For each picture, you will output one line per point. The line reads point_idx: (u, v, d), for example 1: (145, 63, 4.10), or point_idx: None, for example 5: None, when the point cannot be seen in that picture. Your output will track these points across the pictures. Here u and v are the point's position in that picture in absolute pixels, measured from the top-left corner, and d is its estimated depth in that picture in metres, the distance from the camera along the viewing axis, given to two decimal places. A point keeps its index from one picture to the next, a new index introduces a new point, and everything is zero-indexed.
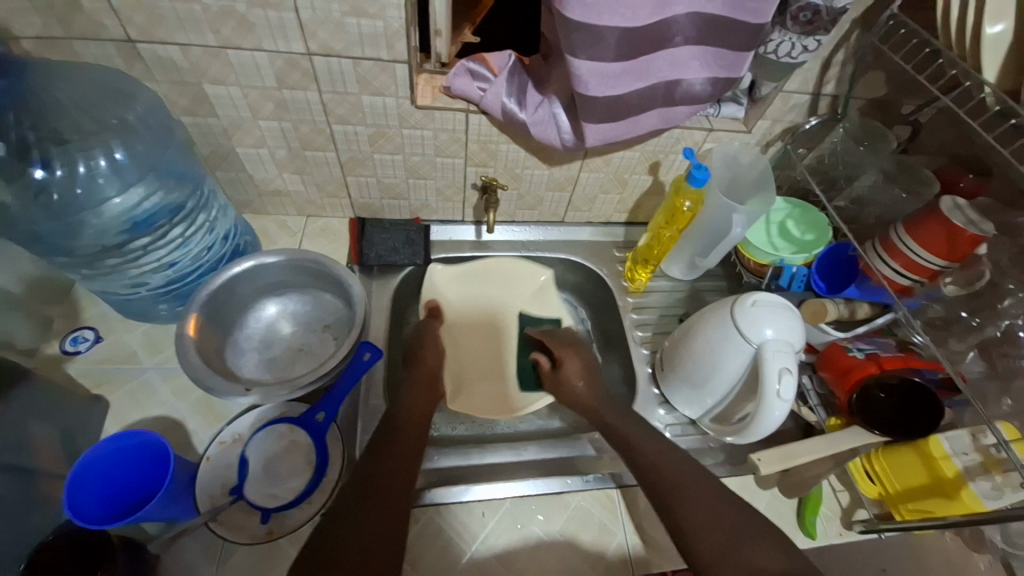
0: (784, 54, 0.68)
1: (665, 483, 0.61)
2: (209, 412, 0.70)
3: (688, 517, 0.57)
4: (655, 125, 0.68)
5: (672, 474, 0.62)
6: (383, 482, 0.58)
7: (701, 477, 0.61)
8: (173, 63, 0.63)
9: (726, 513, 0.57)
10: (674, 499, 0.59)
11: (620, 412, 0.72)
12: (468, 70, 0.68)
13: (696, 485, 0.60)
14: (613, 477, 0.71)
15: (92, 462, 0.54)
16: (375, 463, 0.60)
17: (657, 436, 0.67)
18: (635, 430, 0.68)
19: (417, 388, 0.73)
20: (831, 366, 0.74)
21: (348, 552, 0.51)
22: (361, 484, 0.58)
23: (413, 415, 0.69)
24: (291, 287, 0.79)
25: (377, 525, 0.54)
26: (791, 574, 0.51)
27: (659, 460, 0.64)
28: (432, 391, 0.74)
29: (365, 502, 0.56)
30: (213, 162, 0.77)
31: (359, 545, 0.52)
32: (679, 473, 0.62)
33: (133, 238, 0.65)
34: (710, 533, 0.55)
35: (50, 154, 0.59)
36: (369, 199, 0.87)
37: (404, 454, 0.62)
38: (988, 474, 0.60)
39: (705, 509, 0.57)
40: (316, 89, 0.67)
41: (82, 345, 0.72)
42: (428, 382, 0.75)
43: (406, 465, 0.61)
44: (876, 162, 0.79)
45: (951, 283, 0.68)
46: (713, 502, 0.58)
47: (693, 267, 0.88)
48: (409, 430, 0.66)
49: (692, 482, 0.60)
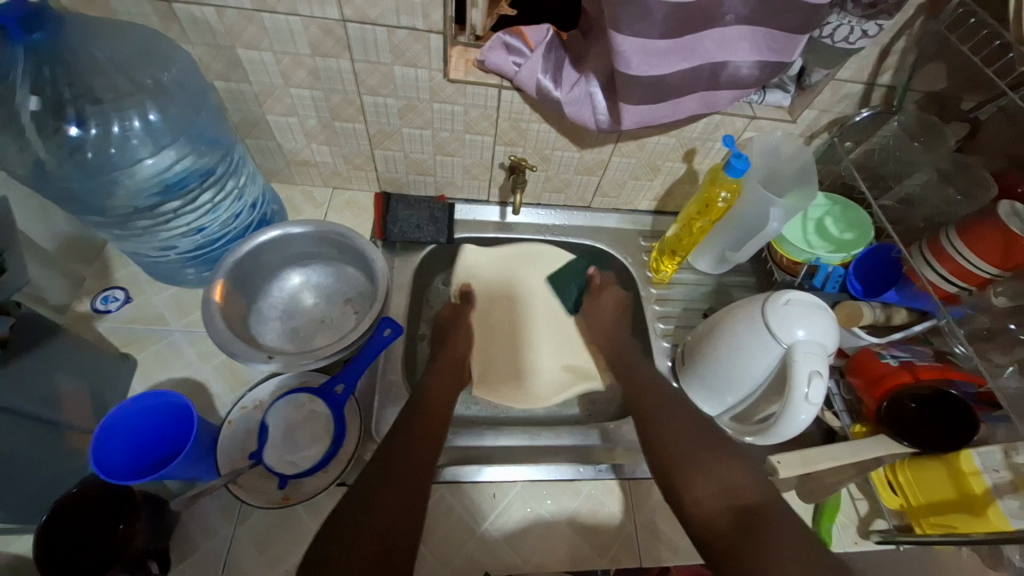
0: (840, 39, 0.64)
1: (651, 419, 0.66)
2: (231, 377, 0.71)
3: (667, 447, 0.62)
4: (696, 109, 0.65)
5: (656, 410, 0.67)
6: (400, 467, 0.58)
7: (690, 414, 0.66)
8: (208, 25, 0.62)
9: (703, 442, 0.61)
10: (655, 430, 0.65)
11: (635, 367, 0.76)
12: (504, 43, 0.66)
13: (678, 418, 0.65)
14: (615, 468, 0.70)
15: (119, 419, 0.55)
16: (393, 446, 0.60)
17: (650, 378, 0.73)
18: (640, 375, 0.74)
19: (441, 370, 0.74)
20: (862, 372, 0.71)
21: (359, 532, 0.51)
22: (377, 465, 0.58)
23: (434, 402, 0.69)
24: (316, 259, 0.79)
25: (391, 507, 0.54)
26: (758, 497, 0.54)
27: (648, 399, 0.69)
28: (455, 371, 0.75)
29: (380, 485, 0.55)
30: (243, 129, 0.77)
31: (370, 526, 0.51)
32: (665, 409, 0.67)
33: (164, 202, 0.66)
34: (687, 460, 0.60)
35: (85, 113, 0.59)
36: (395, 173, 0.85)
37: (421, 439, 0.62)
38: (1018, 493, 0.58)
39: (685, 440, 0.62)
40: (349, 57, 0.65)
41: (113, 305, 0.74)
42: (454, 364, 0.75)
43: (423, 451, 0.61)
44: (931, 160, 0.74)
45: (1002, 295, 0.64)
46: (693, 434, 0.63)
47: (722, 261, 0.85)
48: (433, 410, 0.67)
49: (676, 417, 0.66)
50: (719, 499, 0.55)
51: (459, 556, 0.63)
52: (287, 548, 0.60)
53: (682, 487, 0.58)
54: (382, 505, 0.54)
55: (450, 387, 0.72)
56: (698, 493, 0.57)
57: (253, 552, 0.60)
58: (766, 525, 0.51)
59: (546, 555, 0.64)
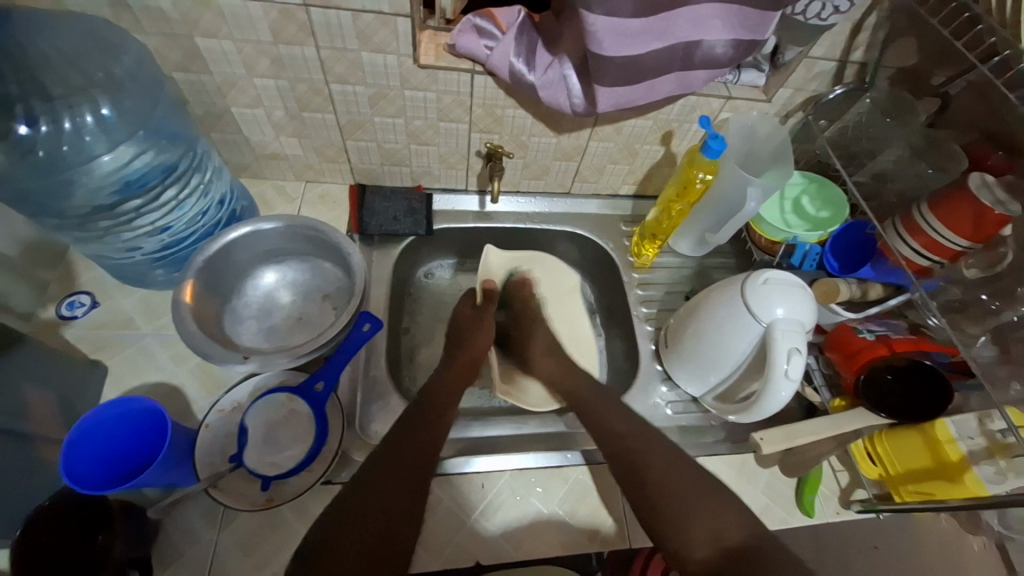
0: (813, 16, 0.65)
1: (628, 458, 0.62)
2: (207, 380, 0.69)
3: (653, 487, 0.58)
4: (671, 90, 0.65)
5: (638, 446, 0.63)
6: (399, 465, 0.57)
7: (661, 447, 0.63)
8: (162, 13, 0.59)
9: (687, 479, 0.58)
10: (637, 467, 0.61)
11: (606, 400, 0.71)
12: (474, 26, 0.64)
13: (661, 455, 0.61)
14: (585, 454, 0.70)
15: (90, 428, 0.54)
16: (395, 443, 0.59)
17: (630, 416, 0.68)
18: (608, 409, 0.69)
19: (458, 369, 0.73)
20: (840, 347, 0.72)
21: (352, 530, 0.50)
22: (377, 460, 0.57)
23: (440, 398, 0.68)
24: (290, 255, 0.77)
25: (388, 504, 0.53)
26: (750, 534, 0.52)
27: (626, 434, 0.65)
28: (469, 370, 0.75)
29: (378, 482, 0.55)
30: (207, 123, 0.74)
31: (364, 525, 0.50)
32: (643, 445, 0.63)
33: (124, 200, 0.64)
34: (674, 503, 0.56)
35: (35, 110, 0.56)
36: (370, 165, 0.83)
37: (424, 435, 0.61)
38: (992, 459, 0.60)
39: (671, 481, 0.58)
40: (314, 44, 0.63)
41: (79, 311, 0.71)
42: (471, 364, 0.76)
43: (428, 448, 0.60)
44: (904, 136, 0.74)
45: (973, 266, 0.66)
46: (677, 473, 0.59)
47: (702, 243, 0.86)
48: (436, 406, 0.66)
49: (661, 455, 0.61)
50: (708, 543, 0.52)
51: (449, 547, 0.63)
52: (274, 549, 0.59)
53: (670, 533, 0.54)
54: (379, 502, 0.53)
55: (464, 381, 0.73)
56: (686, 536, 0.53)
57: (238, 556, 0.58)
58: (764, 563, 0.49)
59: (537, 540, 0.64)
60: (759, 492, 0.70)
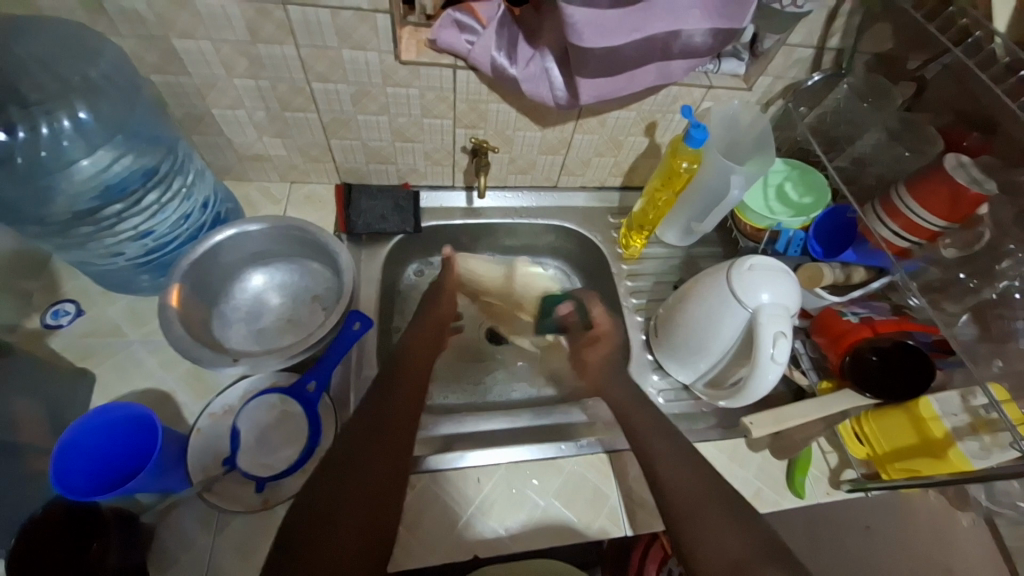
0: (789, 4, 0.65)
1: (674, 487, 0.59)
2: (198, 384, 0.68)
3: (703, 545, 0.53)
4: (652, 81, 0.65)
5: (687, 496, 0.58)
6: (365, 468, 0.57)
7: (707, 484, 0.59)
8: (136, 14, 0.58)
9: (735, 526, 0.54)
10: (681, 522, 0.56)
11: (656, 427, 0.67)
12: (454, 22, 0.64)
13: (708, 493, 0.58)
14: (603, 442, 0.72)
15: (77, 438, 0.53)
16: (361, 442, 0.59)
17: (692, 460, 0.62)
18: (654, 437, 0.65)
19: (424, 327, 0.81)
20: (825, 331, 0.73)
21: (332, 517, 0.52)
22: (342, 462, 0.57)
23: (418, 353, 0.75)
24: (277, 257, 0.77)
25: (360, 506, 0.53)
26: None
27: (669, 462, 0.62)
28: (436, 330, 0.82)
29: (347, 485, 0.55)
30: (188, 126, 0.73)
31: (343, 513, 0.52)
32: (691, 483, 0.59)
33: (105, 205, 0.63)
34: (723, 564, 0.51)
35: (13, 117, 0.56)
36: (355, 163, 0.83)
37: (413, 389, 0.69)
38: (975, 435, 0.61)
39: (715, 526, 0.54)
40: (293, 43, 0.63)
41: (63, 319, 0.70)
42: (437, 326, 0.82)
43: (412, 399, 0.68)
44: (880, 120, 0.76)
45: (950, 246, 0.68)
46: (724, 518, 0.55)
47: (688, 232, 0.86)
48: (416, 363, 0.74)
49: (712, 508, 0.56)
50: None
51: (447, 543, 0.63)
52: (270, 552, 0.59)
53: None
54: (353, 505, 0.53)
55: (432, 344, 0.79)
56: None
57: (235, 559, 0.58)
58: None
59: (533, 531, 0.65)
60: (751, 475, 0.71)
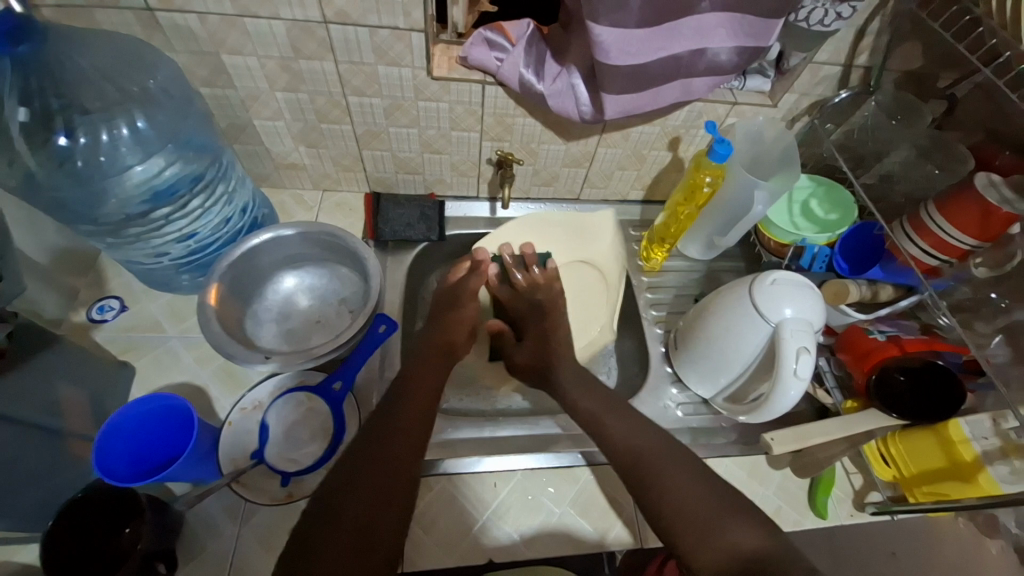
0: (816, 22, 0.65)
1: (639, 457, 0.60)
2: (230, 380, 0.71)
3: (675, 509, 0.54)
4: (675, 97, 0.66)
5: (651, 464, 0.59)
6: (399, 427, 0.60)
7: (675, 451, 0.61)
8: (191, 31, 0.63)
9: (708, 491, 0.55)
10: (648, 487, 0.57)
11: (617, 405, 0.68)
12: (485, 39, 0.67)
13: (679, 465, 0.59)
14: (585, 455, 0.71)
15: (119, 424, 0.56)
16: (375, 440, 0.58)
17: (656, 430, 0.64)
18: (615, 414, 0.67)
19: (426, 357, 0.73)
20: (851, 348, 0.72)
21: (372, 465, 0.55)
22: (371, 435, 0.59)
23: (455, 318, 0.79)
24: (309, 260, 0.80)
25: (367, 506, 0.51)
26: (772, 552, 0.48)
27: (633, 434, 0.64)
28: (445, 354, 0.74)
29: (339, 514, 0.50)
30: (231, 134, 0.78)
31: (379, 461, 0.56)
32: (661, 455, 0.60)
33: (154, 209, 0.67)
34: (689, 524, 0.52)
35: (73, 123, 0.60)
36: (384, 173, 0.86)
37: (437, 354, 0.74)
38: (1006, 459, 0.59)
39: (683, 492, 0.56)
40: (333, 59, 0.66)
41: (108, 314, 0.74)
42: (443, 350, 0.75)
43: (441, 357, 0.73)
44: (910, 137, 0.75)
45: (981, 265, 0.66)
46: (692, 484, 0.56)
47: (711, 246, 0.86)
48: (449, 324, 0.78)
49: (680, 476, 0.57)
50: (726, 555, 0.48)
51: (462, 546, 0.64)
52: None
53: (687, 544, 0.51)
54: (347, 532, 0.49)
55: (439, 372, 0.71)
56: (702, 550, 0.49)
57: (258, 550, 0.60)
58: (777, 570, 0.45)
59: (546, 538, 0.65)
60: (771, 494, 0.70)
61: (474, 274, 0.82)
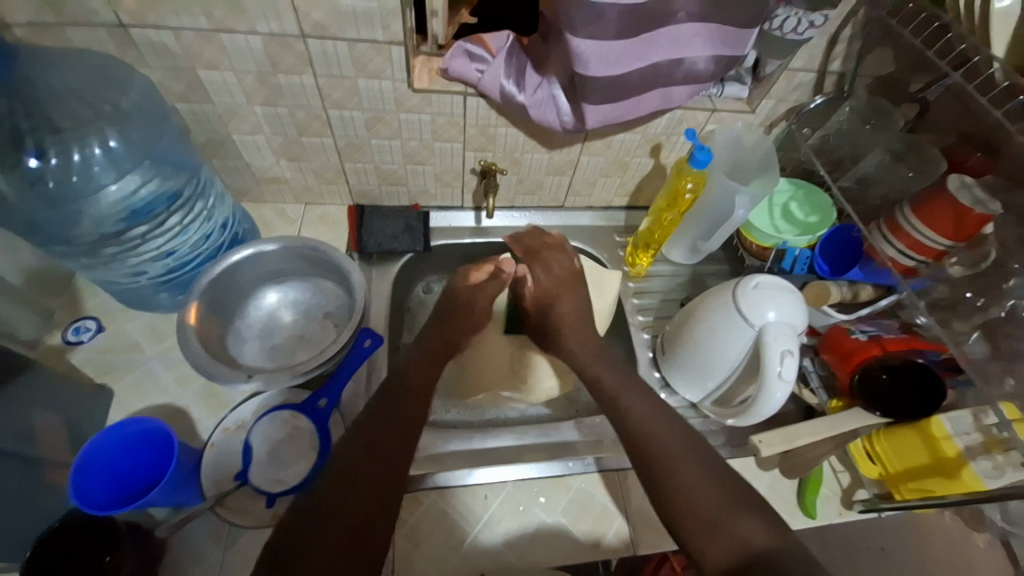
0: (789, 30, 0.67)
1: (651, 444, 0.61)
2: (212, 400, 0.70)
3: (685, 501, 0.55)
4: (655, 106, 0.67)
5: (664, 451, 0.59)
6: (390, 424, 0.60)
7: (686, 437, 0.61)
8: (166, 48, 0.62)
9: (720, 484, 0.56)
10: (662, 477, 0.58)
11: (636, 391, 0.68)
12: (465, 51, 0.67)
13: (693, 454, 0.59)
14: (597, 461, 0.71)
15: (97, 451, 0.55)
16: (369, 436, 0.58)
17: (668, 416, 0.64)
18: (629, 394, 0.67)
19: (425, 353, 0.73)
20: (834, 349, 0.73)
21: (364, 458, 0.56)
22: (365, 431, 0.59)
23: (464, 319, 0.78)
24: (291, 275, 0.79)
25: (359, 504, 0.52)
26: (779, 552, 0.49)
27: (647, 417, 0.63)
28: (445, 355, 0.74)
29: (335, 512, 0.51)
30: (209, 150, 0.76)
31: (373, 457, 0.56)
32: (674, 443, 0.60)
33: (131, 227, 0.65)
34: (698, 516, 0.53)
35: (44, 142, 0.59)
36: (367, 186, 0.86)
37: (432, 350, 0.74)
38: (988, 454, 0.60)
39: (696, 483, 0.56)
40: (312, 72, 0.66)
41: (85, 336, 0.72)
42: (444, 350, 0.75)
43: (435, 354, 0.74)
44: (883, 140, 0.77)
45: (957, 264, 0.68)
46: (704, 477, 0.56)
47: (695, 251, 0.87)
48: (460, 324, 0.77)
49: (691, 465, 0.58)
50: (732, 550, 0.50)
51: (454, 560, 0.63)
52: None
53: (694, 536, 0.52)
54: (339, 530, 0.49)
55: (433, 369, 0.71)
56: (710, 544, 0.51)
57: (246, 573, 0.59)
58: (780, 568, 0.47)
59: (539, 549, 0.65)
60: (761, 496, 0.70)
61: (494, 280, 0.80)
